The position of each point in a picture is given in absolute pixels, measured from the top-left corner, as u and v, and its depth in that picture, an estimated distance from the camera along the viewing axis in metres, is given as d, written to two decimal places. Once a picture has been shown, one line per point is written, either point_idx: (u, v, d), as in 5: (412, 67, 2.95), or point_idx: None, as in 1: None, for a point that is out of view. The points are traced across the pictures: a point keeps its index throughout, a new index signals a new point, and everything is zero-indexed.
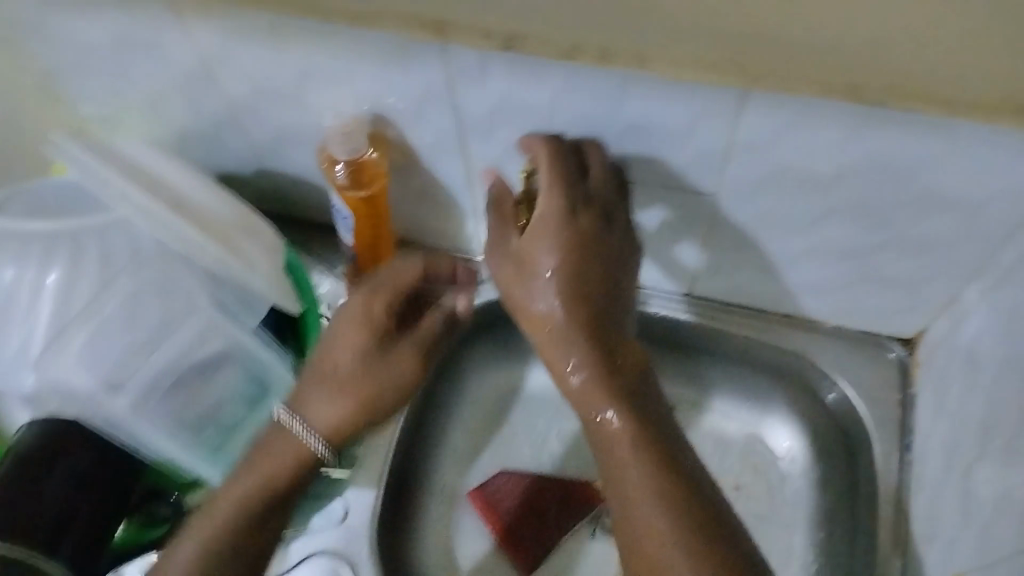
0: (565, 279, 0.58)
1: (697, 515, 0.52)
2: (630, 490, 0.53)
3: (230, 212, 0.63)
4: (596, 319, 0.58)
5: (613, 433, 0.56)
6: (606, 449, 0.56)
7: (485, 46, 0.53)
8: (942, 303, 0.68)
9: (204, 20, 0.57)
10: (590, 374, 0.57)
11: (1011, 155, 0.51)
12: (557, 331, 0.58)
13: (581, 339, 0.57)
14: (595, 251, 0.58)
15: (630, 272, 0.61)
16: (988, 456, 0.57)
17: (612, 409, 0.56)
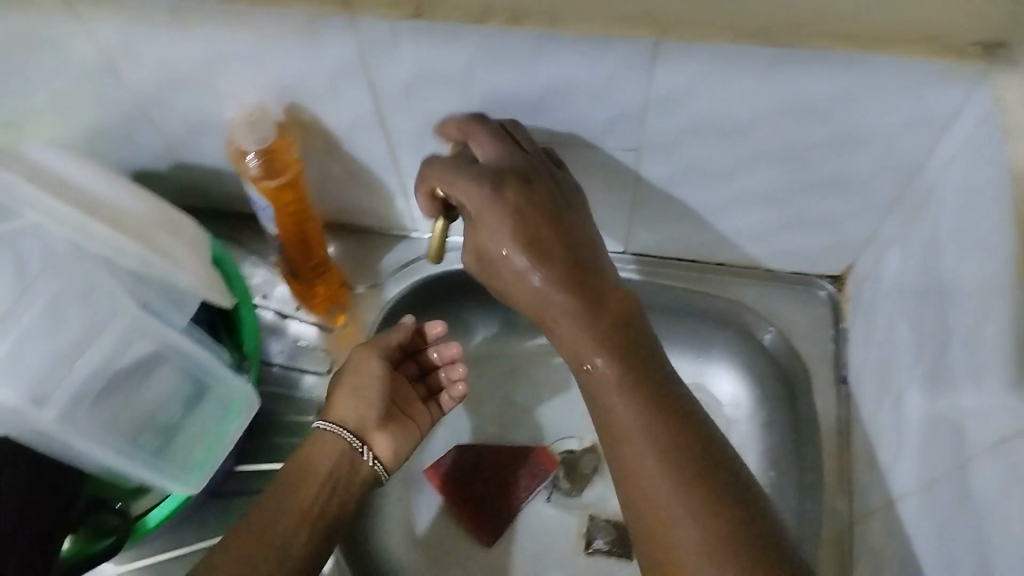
0: (526, 245, 0.55)
1: (686, 449, 0.52)
2: (620, 431, 0.54)
3: (149, 211, 0.61)
4: (571, 270, 0.56)
5: (598, 374, 0.55)
6: (593, 395, 0.56)
7: (396, 17, 0.52)
8: (865, 239, 0.71)
9: (101, 14, 0.55)
10: (575, 326, 0.56)
11: (916, 86, 0.52)
12: (532, 301, 0.57)
13: (560, 296, 0.56)
14: (544, 212, 0.56)
15: (580, 215, 0.58)
16: (917, 380, 0.60)
17: (598, 360, 0.55)
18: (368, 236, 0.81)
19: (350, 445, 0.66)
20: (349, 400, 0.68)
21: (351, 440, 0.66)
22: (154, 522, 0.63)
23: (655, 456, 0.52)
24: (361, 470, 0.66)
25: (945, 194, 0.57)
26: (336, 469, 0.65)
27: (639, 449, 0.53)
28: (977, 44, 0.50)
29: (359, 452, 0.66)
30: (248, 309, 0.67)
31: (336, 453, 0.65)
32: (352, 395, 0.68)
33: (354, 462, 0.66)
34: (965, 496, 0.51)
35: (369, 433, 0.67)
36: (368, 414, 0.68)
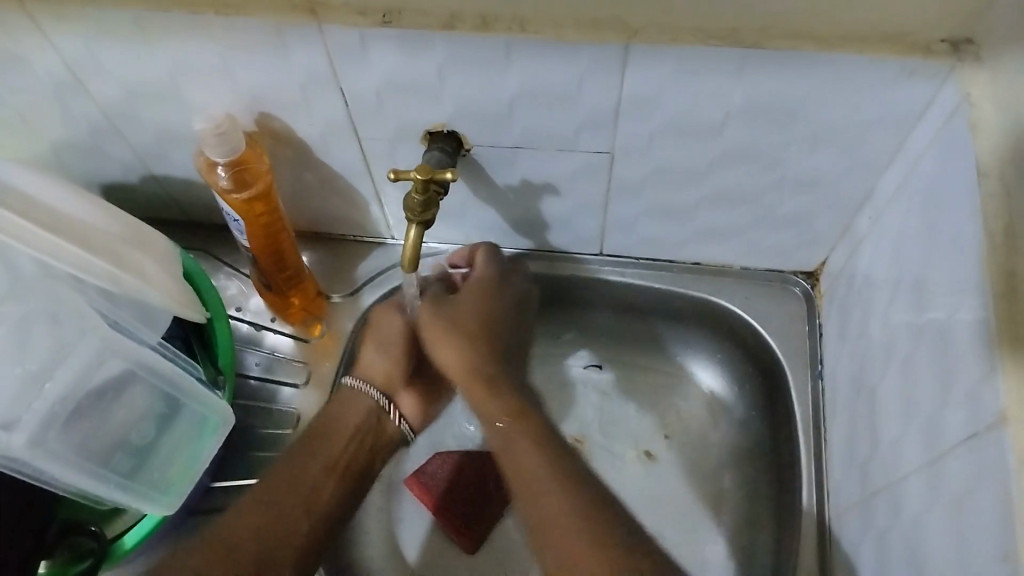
0: (468, 322, 0.68)
1: (576, 483, 0.57)
2: (527, 472, 0.59)
3: (117, 226, 0.59)
4: (495, 346, 0.68)
5: (511, 431, 0.62)
6: (508, 453, 0.61)
7: (364, 25, 0.52)
8: (837, 234, 0.71)
9: (63, 27, 0.54)
10: (486, 389, 0.66)
11: (885, 83, 0.53)
12: (462, 372, 0.67)
13: (482, 358, 0.67)
14: (497, 304, 0.71)
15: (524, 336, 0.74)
16: (891, 375, 0.60)
17: (502, 417, 0.63)
18: (343, 245, 0.80)
19: (378, 403, 0.73)
20: (377, 359, 0.73)
21: (379, 398, 0.73)
22: (131, 543, 0.61)
23: (559, 490, 0.56)
24: (385, 429, 0.74)
25: (915, 188, 0.57)
26: (363, 425, 0.72)
27: (540, 476, 0.58)
28: (943, 41, 0.50)
29: (384, 409, 0.73)
30: (222, 322, 0.66)
31: (364, 410, 0.72)
32: (381, 352, 0.73)
33: (380, 419, 0.73)
34: (938, 489, 0.51)
35: (395, 392, 0.75)
36: (395, 372, 0.74)
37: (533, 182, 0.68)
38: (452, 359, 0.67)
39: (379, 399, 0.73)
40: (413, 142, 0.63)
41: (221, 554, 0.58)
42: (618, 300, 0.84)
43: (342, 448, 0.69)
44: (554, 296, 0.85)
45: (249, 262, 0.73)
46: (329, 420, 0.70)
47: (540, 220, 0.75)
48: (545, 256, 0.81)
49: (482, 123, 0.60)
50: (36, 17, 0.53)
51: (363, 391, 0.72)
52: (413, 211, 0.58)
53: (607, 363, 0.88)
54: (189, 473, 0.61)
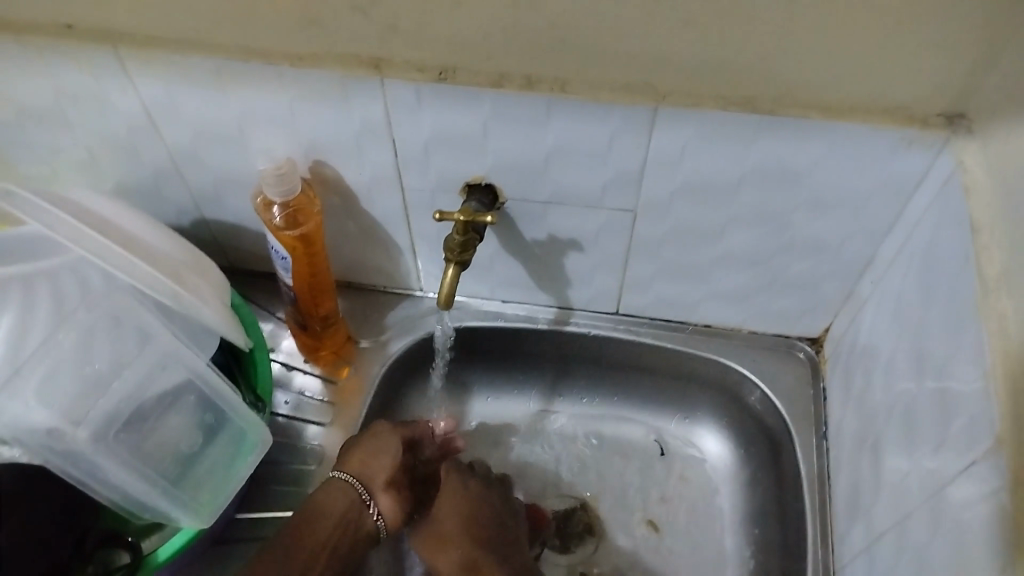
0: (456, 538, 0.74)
1: None
2: None
3: (176, 252, 0.65)
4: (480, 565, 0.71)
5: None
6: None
7: (421, 80, 0.58)
8: (841, 299, 0.76)
9: (147, 73, 0.60)
10: None
11: (885, 152, 0.59)
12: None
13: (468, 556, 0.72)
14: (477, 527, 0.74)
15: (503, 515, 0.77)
16: (893, 426, 0.63)
17: None
18: (374, 295, 0.85)
19: (359, 498, 0.72)
20: (364, 458, 0.73)
21: (360, 493, 0.72)
22: (163, 556, 0.62)
23: None
24: (363, 523, 0.72)
25: (914, 250, 0.63)
26: (345, 516, 0.71)
27: None
28: (938, 115, 0.57)
29: (364, 505, 0.72)
30: (263, 355, 0.71)
31: (345, 503, 0.71)
32: (368, 454, 0.74)
33: (360, 513, 0.72)
34: (940, 524, 0.54)
35: (375, 490, 0.73)
36: (380, 473, 0.73)
37: (559, 238, 0.73)
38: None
39: (360, 493, 0.72)
40: (452, 193, 0.69)
41: None
42: (630, 361, 0.87)
43: (323, 537, 0.69)
44: (571, 355, 0.88)
45: (288, 304, 0.77)
46: (311, 515, 0.70)
47: (562, 277, 0.79)
48: (565, 313, 0.85)
49: (516, 177, 0.66)
50: (126, 61, 0.59)
51: (348, 484, 0.72)
52: (452, 251, 0.64)
53: (669, 452, 0.89)
54: (232, 484, 0.65)
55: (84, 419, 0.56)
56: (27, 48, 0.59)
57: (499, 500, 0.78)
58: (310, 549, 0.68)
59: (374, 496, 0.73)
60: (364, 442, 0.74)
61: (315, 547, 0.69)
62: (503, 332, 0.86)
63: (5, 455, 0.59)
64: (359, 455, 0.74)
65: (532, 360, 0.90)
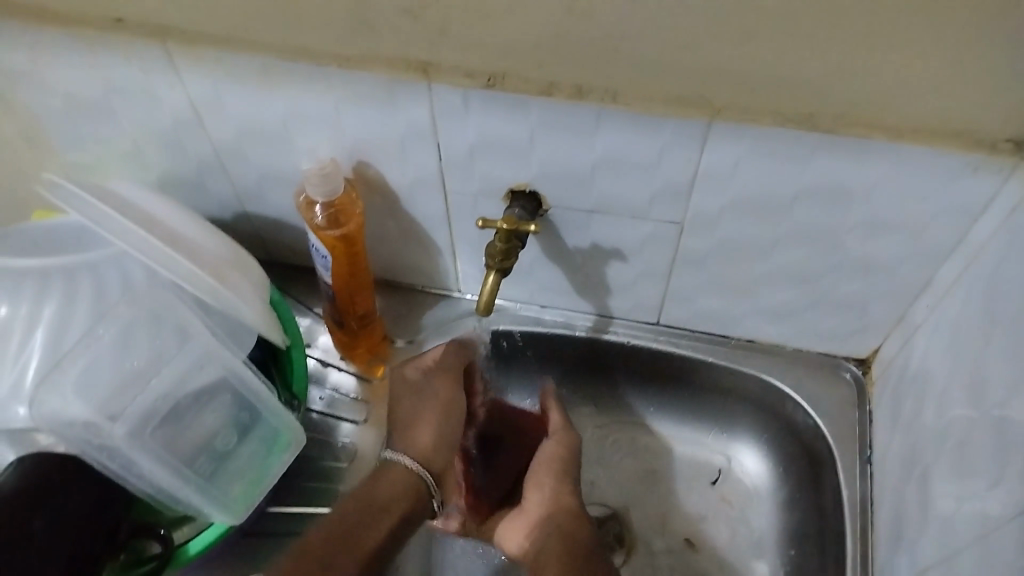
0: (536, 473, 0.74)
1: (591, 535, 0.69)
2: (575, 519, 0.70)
3: (219, 248, 0.65)
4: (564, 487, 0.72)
5: (587, 547, 0.68)
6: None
7: (470, 85, 0.57)
8: (892, 321, 0.73)
9: (195, 68, 0.60)
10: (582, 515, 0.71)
11: (948, 176, 0.56)
12: (574, 542, 0.68)
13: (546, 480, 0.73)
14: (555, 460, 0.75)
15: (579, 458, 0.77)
16: (944, 459, 0.61)
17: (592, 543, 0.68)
18: (412, 294, 0.84)
19: (427, 487, 0.70)
20: (433, 439, 0.71)
21: (430, 482, 0.70)
22: (195, 549, 0.65)
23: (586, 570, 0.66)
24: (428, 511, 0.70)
25: (975, 278, 0.60)
26: (408, 508, 0.68)
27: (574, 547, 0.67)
28: (1008, 140, 0.54)
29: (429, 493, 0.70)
30: (299, 353, 0.71)
31: (415, 493, 0.69)
32: (434, 430, 0.72)
33: (425, 501, 0.70)
34: (990, 571, 0.51)
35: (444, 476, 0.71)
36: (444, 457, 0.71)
37: (602, 246, 0.72)
38: (570, 534, 0.69)
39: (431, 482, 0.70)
40: (495, 198, 0.67)
41: None
42: (669, 373, 0.86)
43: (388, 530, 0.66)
44: (609, 364, 0.87)
45: (326, 301, 0.77)
46: (378, 503, 0.66)
47: (603, 286, 0.78)
48: (604, 321, 0.83)
49: (562, 184, 0.64)
50: (174, 57, 0.59)
51: (419, 473, 0.69)
52: (494, 258, 0.64)
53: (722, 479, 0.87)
54: (264, 481, 0.65)
55: (121, 414, 0.57)
56: (77, 40, 0.59)
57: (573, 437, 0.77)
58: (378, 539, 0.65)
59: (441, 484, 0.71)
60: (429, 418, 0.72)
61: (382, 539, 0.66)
62: (541, 337, 0.85)
63: (42, 443, 0.61)
64: (426, 433, 0.72)
65: (569, 365, 0.88)
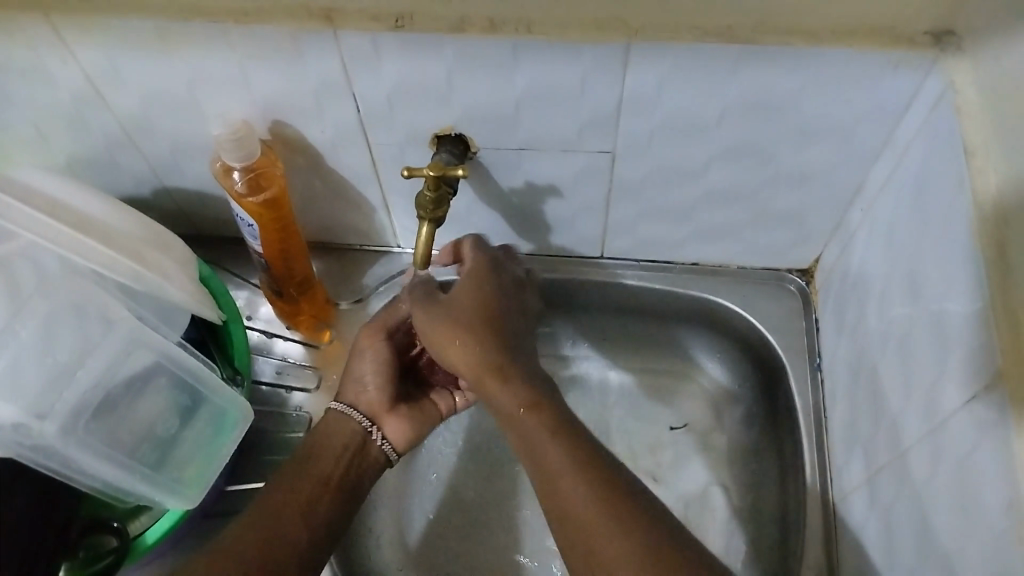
0: (453, 357, 0.61)
1: (541, 421, 0.58)
2: (512, 410, 0.59)
3: (138, 228, 0.63)
4: (494, 370, 0.60)
5: (527, 425, 0.58)
6: (546, 477, 0.56)
7: (377, 29, 0.54)
8: (830, 228, 0.73)
9: (85, 39, 0.56)
10: (522, 395, 0.59)
11: (871, 76, 0.56)
12: (517, 414, 0.59)
13: (466, 362, 0.60)
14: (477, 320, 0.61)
15: (502, 312, 0.63)
16: (889, 356, 0.62)
17: (543, 425, 0.58)
18: (349, 254, 0.82)
19: (361, 428, 0.69)
20: (358, 386, 0.71)
21: (362, 422, 0.69)
22: (151, 539, 0.64)
23: (557, 454, 0.56)
24: (369, 451, 0.69)
25: (905, 175, 0.60)
26: (349, 445, 0.68)
27: (546, 442, 0.57)
28: (926, 33, 0.53)
29: (368, 434, 0.69)
30: (238, 326, 0.69)
31: (349, 432, 0.68)
32: (356, 382, 0.71)
33: (365, 443, 0.69)
34: (941, 460, 0.52)
35: (379, 416, 0.70)
36: (380, 399, 0.70)
37: (536, 184, 0.70)
38: (508, 405, 0.59)
39: (362, 420, 0.69)
40: (421, 145, 0.65)
41: (252, 550, 0.58)
42: (618, 303, 0.85)
43: (334, 464, 0.66)
44: (558, 301, 0.86)
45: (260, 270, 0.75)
46: (313, 447, 0.67)
47: (542, 225, 0.77)
48: (548, 261, 0.82)
49: (488, 125, 0.62)
50: (60, 30, 0.55)
51: (346, 415, 0.69)
52: (425, 209, 0.62)
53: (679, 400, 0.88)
54: (217, 460, 0.64)
55: (51, 412, 0.55)
56: None
57: (484, 289, 0.64)
58: (318, 481, 0.64)
59: (378, 423, 0.70)
60: (359, 366, 0.71)
61: (325, 483, 0.65)
62: None
63: None
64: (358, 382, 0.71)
65: None
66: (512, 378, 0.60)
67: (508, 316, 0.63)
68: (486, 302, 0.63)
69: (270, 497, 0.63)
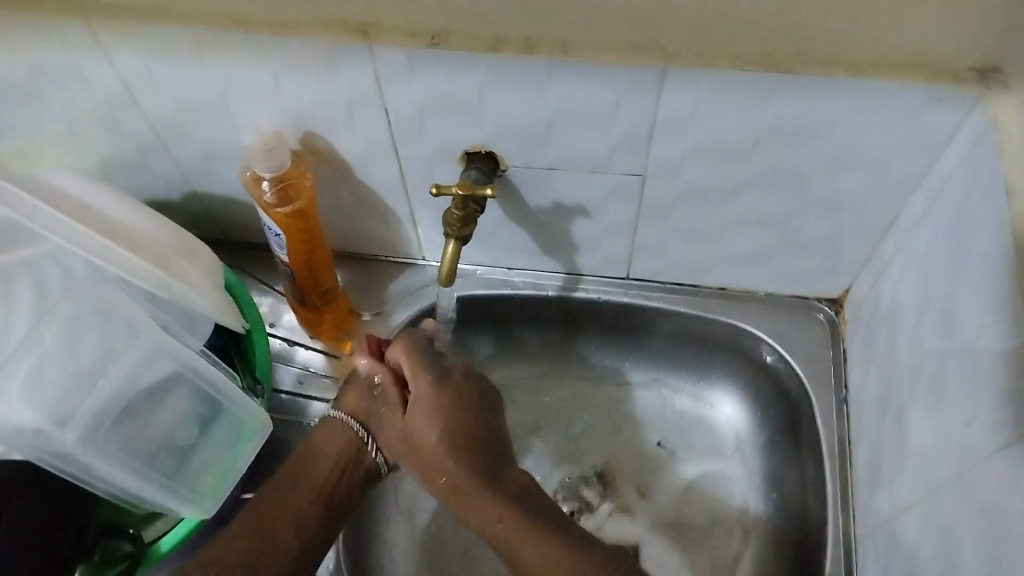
0: (425, 459, 0.66)
1: (514, 519, 0.63)
2: (484, 514, 0.64)
3: (164, 234, 0.63)
4: (466, 475, 0.64)
5: (501, 533, 0.63)
6: (522, 573, 0.61)
7: (412, 45, 0.54)
8: (862, 259, 0.72)
9: (122, 44, 0.56)
10: (495, 501, 0.64)
11: (912, 109, 0.55)
12: (493, 517, 0.63)
13: (445, 466, 0.65)
14: (442, 426, 0.65)
15: (415, 420, 0.66)
16: (920, 394, 0.60)
17: (518, 528, 0.62)
18: (374, 265, 0.82)
19: (357, 436, 0.69)
20: (359, 395, 0.70)
21: (357, 430, 0.69)
22: (166, 546, 0.63)
23: (535, 547, 0.61)
24: (363, 461, 0.70)
25: (944, 209, 0.59)
26: (342, 454, 0.69)
27: (522, 541, 0.62)
28: (971, 68, 0.52)
29: (364, 444, 0.69)
30: (260, 335, 0.69)
31: (341, 441, 0.69)
32: (362, 390, 0.70)
33: (359, 452, 0.69)
34: (971, 506, 0.51)
35: (376, 429, 0.70)
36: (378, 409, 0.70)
37: (564, 204, 0.70)
38: (481, 509, 0.64)
39: (359, 430, 0.69)
40: (450, 161, 0.65)
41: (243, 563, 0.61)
42: (642, 325, 0.85)
43: (322, 477, 0.67)
44: (580, 319, 0.86)
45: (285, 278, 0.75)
46: (309, 454, 0.68)
47: (568, 243, 0.76)
48: (573, 279, 0.82)
49: (518, 143, 0.62)
50: (99, 34, 0.56)
51: (345, 423, 0.70)
52: (452, 226, 0.62)
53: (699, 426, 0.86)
54: (234, 467, 0.66)
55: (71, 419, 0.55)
56: None
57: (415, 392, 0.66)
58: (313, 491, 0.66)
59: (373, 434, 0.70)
60: (365, 381, 0.70)
61: (313, 496, 0.66)
62: (510, 299, 0.83)
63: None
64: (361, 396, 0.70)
65: (539, 324, 0.87)
66: (493, 478, 0.65)
67: (469, 419, 0.66)
68: (442, 421, 0.65)
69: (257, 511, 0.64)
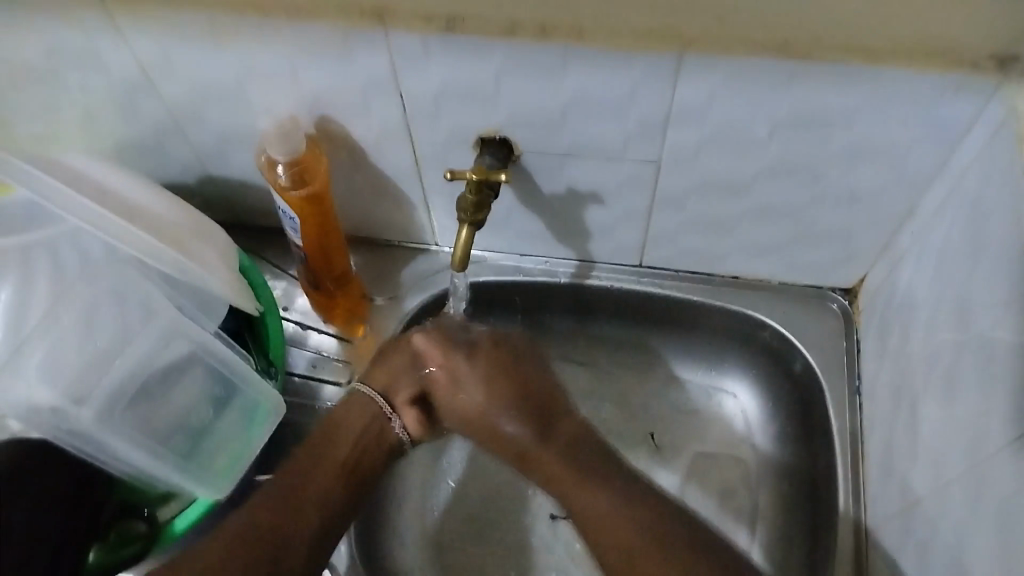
0: (488, 402, 0.68)
1: (582, 465, 0.64)
2: (548, 460, 0.65)
3: (181, 217, 0.64)
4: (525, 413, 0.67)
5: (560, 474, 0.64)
6: (585, 512, 0.61)
7: (427, 30, 0.54)
8: (878, 249, 0.71)
9: (138, 27, 0.57)
10: (559, 449, 0.65)
11: (931, 98, 0.54)
12: (551, 460, 0.65)
13: (497, 406, 0.68)
14: (501, 371, 0.69)
15: (488, 365, 0.69)
16: (934, 385, 0.60)
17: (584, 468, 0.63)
18: (388, 250, 0.82)
19: (382, 411, 0.69)
20: (387, 373, 0.70)
21: (382, 406, 0.69)
22: (182, 524, 0.65)
23: (597, 491, 0.62)
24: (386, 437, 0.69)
25: (962, 199, 0.58)
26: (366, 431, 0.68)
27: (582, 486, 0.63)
28: (991, 57, 0.51)
29: (387, 419, 0.69)
30: (273, 317, 0.70)
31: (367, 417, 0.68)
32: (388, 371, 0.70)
33: (383, 427, 0.69)
34: (984, 496, 0.51)
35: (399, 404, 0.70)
36: (404, 387, 0.70)
37: (578, 191, 0.70)
38: (538, 456, 0.66)
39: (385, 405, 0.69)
40: (465, 146, 0.65)
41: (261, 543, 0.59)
42: (655, 313, 0.84)
43: (347, 451, 0.66)
44: (593, 307, 0.86)
45: (298, 262, 0.75)
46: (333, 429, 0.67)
47: (582, 230, 0.76)
48: (586, 266, 0.82)
49: (533, 129, 0.62)
50: (115, 18, 0.56)
51: (369, 399, 0.69)
52: (465, 211, 0.62)
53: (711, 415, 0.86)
54: (250, 447, 0.66)
55: (88, 398, 0.56)
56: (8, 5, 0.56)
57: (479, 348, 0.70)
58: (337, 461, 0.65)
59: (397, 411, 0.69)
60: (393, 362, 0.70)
61: (341, 468, 0.65)
62: (523, 286, 0.83)
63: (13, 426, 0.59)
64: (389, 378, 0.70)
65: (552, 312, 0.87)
66: (555, 421, 0.68)
67: (537, 374, 0.70)
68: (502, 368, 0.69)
69: (278, 489, 0.62)
